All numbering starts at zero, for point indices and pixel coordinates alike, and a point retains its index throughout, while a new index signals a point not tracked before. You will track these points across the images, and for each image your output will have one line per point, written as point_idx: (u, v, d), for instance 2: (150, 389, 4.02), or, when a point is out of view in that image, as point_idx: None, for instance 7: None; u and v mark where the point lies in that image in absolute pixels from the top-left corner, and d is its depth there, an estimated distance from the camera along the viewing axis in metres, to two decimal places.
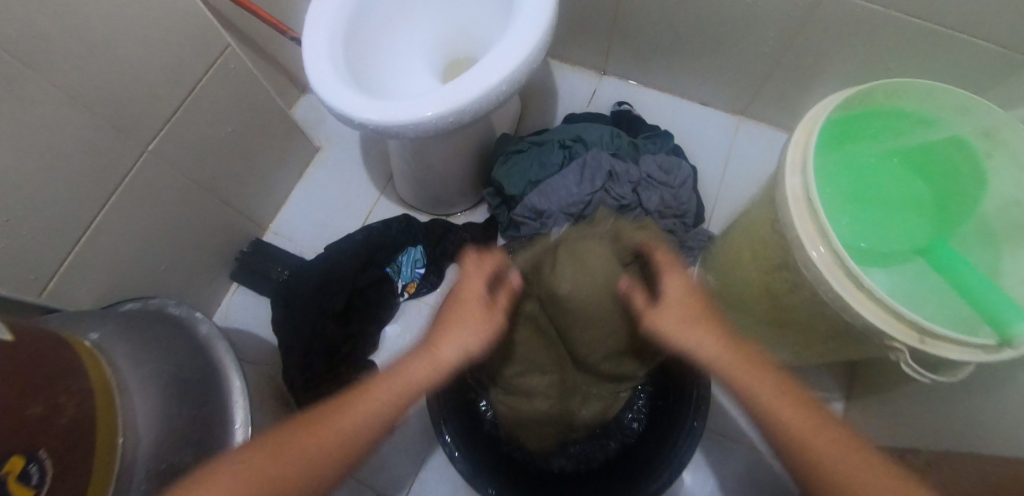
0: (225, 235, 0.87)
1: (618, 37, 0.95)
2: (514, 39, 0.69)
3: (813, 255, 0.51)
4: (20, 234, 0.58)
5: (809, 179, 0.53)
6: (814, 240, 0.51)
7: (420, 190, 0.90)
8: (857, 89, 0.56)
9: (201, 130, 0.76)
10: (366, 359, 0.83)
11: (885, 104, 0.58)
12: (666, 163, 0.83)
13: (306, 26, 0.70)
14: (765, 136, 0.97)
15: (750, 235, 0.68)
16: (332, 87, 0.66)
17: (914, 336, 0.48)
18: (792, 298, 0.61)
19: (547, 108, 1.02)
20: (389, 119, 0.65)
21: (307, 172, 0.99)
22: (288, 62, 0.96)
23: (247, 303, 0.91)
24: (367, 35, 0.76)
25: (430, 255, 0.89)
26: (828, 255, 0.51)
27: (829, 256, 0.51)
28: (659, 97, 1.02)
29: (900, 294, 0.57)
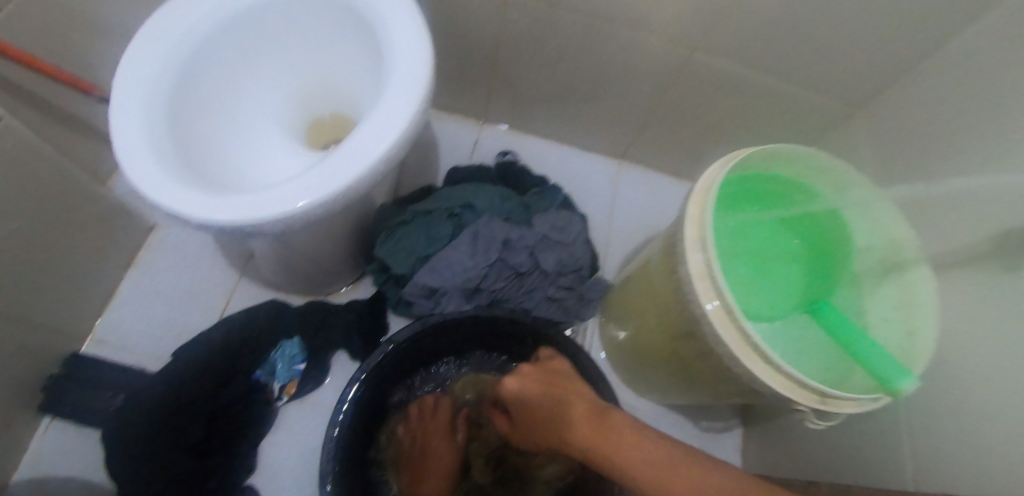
0: (25, 361, 0.66)
1: (497, 87, 0.91)
2: (389, 108, 0.61)
3: (724, 337, 0.51)
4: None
5: (709, 255, 0.53)
6: (721, 319, 0.52)
7: (291, 272, 0.77)
8: (732, 165, 0.58)
9: None
10: (243, 485, 0.69)
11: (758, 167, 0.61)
12: (559, 221, 0.80)
13: (111, 102, 0.54)
14: (643, 177, 1.01)
15: (653, 297, 0.68)
16: (160, 183, 0.52)
17: (816, 400, 0.51)
18: (700, 362, 0.62)
19: (428, 162, 0.95)
20: (244, 218, 0.53)
21: (138, 258, 0.81)
22: (98, 125, 0.77)
23: (65, 442, 0.70)
24: (201, 104, 0.62)
25: (310, 346, 0.77)
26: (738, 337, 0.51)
27: (737, 335, 0.51)
28: (542, 144, 1.01)
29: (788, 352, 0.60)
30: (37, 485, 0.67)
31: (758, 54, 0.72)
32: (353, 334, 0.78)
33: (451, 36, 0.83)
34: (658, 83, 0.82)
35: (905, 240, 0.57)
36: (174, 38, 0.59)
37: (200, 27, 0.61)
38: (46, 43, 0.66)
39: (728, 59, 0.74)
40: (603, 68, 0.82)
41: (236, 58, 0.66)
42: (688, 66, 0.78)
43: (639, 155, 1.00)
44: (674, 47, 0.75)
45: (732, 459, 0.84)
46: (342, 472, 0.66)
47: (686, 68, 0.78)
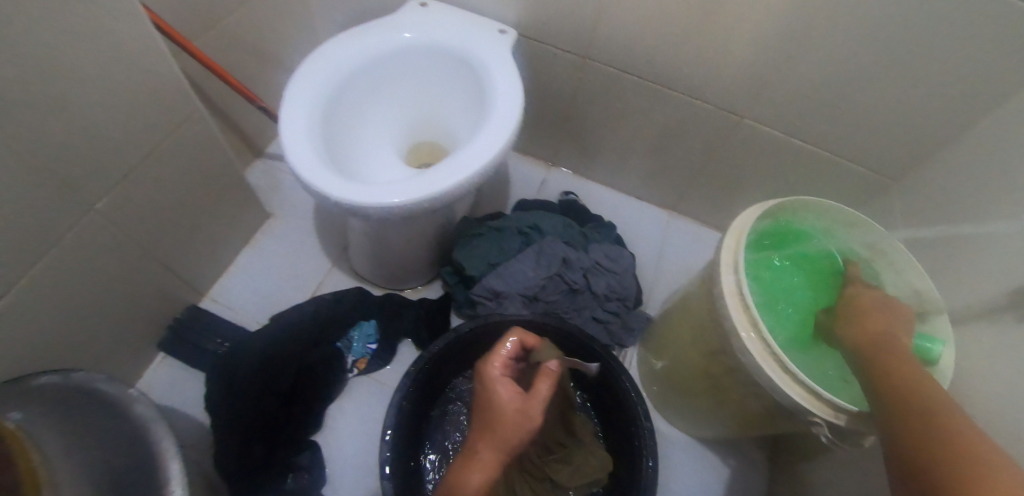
0: (160, 300, 0.81)
1: (568, 136, 1.06)
2: (484, 137, 0.76)
3: (749, 347, 0.59)
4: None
5: (741, 277, 0.63)
6: (749, 332, 0.60)
7: (377, 264, 0.90)
8: (768, 208, 0.68)
9: (153, 189, 0.73)
10: (309, 439, 0.79)
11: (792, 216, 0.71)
12: (612, 253, 0.91)
13: (284, 104, 0.72)
14: (690, 230, 1.11)
15: (690, 318, 0.76)
16: (307, 164, 0.68)
17: (833, 414, 0.57)
18: (728, 377, 0.68)
19: (500, 192, 1.09)
20: (360, 199, 0.68)
21: (255, 238, 0.97)
22: (249, 129, 0.97)
23: (174, 376, 0.83)
24: (342, 116, 0.80)
25: (383, 330, 0.88)
26: (763, 348, 0.59)
27: (761, 346, 0.59)
28: (601, 190, 1.14)
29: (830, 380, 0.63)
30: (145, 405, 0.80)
31: (800, 125, 0.84)
32: (420, 325, 0.88)
33: (535, 89, 1.00)
34: (707, 145, 0.95)
35: (928, 292, 0.63)
36: (334, 66, 0.78)
37: (355, 62, 0.80)
38: (232, 62, 0.87)
39: (773, 127, 0.86)
40: (661, 127, 0.96)
41: (373, 87, 0.85)
42: (736, 131, 0.90)
43: (688, 209, 1.10)
44: (724, 113, 0.88)
45: None
46: (397, 438, 0.74)
47: (734, 132, 0.90)
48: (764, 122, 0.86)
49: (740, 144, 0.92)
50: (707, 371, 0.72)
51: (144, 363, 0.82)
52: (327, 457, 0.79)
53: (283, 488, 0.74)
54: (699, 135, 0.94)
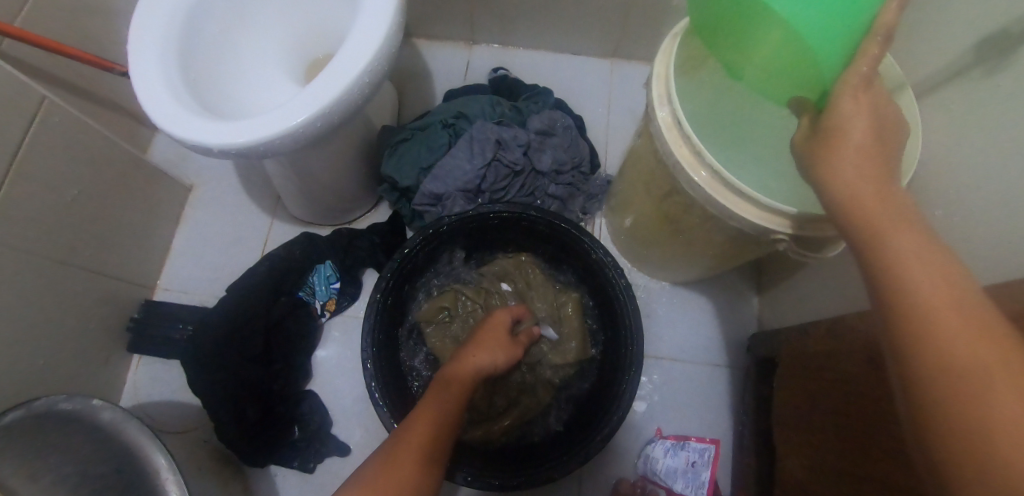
0: (108, 309, 0.78)
1: (478, 2, 0.93)
2: (367, 25, 0.66)
3: (696, 176, 0.55)
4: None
5: (675, 106, 0.56)
6: (693, 164, 0.55)
7: (314, 204, 0.84)
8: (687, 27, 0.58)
9: (42, 197, 0.66)
10: (303, 390, 0.80)
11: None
12: (549, 119, 0.83)
13: (130, 52, 0.62)
14: (637, 72, 1.01)
15: (638, 166, 0.70)
16: (177, 116, 0.60)
17: (797, 224, 0.53)
18: (688, 217, 0.64)
19: (424, 90, 0.98)
20: (252, 138, 0.60)
21: (185, 214, 0.90)
22: (129, 101, 0.86)
23: (155, 372, 0.82)
24: (204, 52, 0.68)
25: (340, 266, 0.84)
26: (709, 177, 0.54)
27: (708, 175, 0.55)
28: (531, 56, 1.02)
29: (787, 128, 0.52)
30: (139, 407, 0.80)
31: None
32: (378, 251, 0.84)
33: None
34: None
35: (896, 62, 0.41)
36: None
37: None
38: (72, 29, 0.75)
39: None
40: None
41: (234, 5, 0.72)
42: None
43: (630, 49, 0.99)
44: None
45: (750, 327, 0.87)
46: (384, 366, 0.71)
47: None
48: None
49: None
50: (669, 219, 0.69)
51: (121, 369, 0.81)
52: (327, 400, 0.81)
53: (291, 438, 0.77)
54: None
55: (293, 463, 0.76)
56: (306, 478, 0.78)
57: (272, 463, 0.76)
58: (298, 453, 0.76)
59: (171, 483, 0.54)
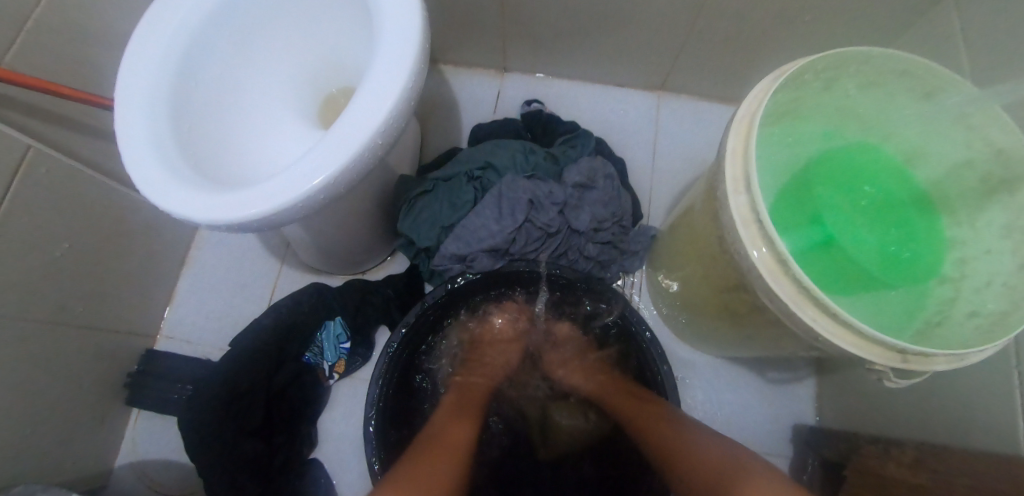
0: (106, 364, 0.73)
1: (512, 30, 0.83)
2: (386, 73, 0.58)
3: (750, 252, 0.46)
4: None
5: (755, 195, 0.46)
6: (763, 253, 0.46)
7: (326, 255, 0.77)
8: (794, 65, 0.50)
9: (27, 257, 0.60)
10: (307, 459, 0.74)
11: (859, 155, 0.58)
12: (590, 169, 0.74)
13: (119, 103, 0.54)
14: (688, 108, 0.90)
15: (699, 245, 0.61)
16: (168, 181, 0.52)
17: (897, 358, 0.43)
18: (754, 315, 0.55)
19: (449, 122, 0.89)
20: (252, 208, 0.52)
21: (191, 256, 0.84)
22: None
23: (155, 429, 0.77)
24: (203, 101, 0.61)
25: (352, 325, 0.77)
26: (773, 261, 0.45)
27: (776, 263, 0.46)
28: (570, 86, 0.92)
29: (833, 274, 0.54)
30: (138, 467, 0.76)
31: None
32: (393, 308, 0.78)
33: None
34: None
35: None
36: (171, 30, 0.58)
37: (197, 17, 0.59)
38: (75, 69, 0.68)
39: None
40: None
41: (240, 44, 0.64)
42: None
43: (682, 82, 0.88)
44: None
45: (806, 410, 0.78)
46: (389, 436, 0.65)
47: None
48: None
49: None
50: (728, 308, 0.60)
51: (120, 425, 0.76)
52: (333, 470, 0.75)
53: None
54: None
55: None
56: None
57: None
58: None
59: None
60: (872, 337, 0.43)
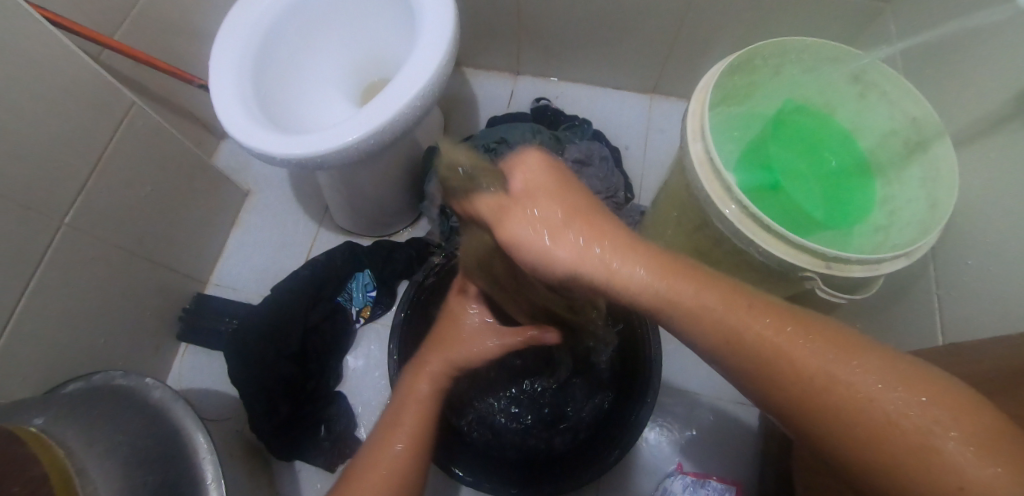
0: (164, 298, 0.84)
1: (525, 38, 0.98)
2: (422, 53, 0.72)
3: (724, 210, 0.57)
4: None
5: (708, 143, 0.59)
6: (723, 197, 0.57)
7: (359, 216, 0.90)
8: (744, 50, 0.64)
9: (117, 190, 0.73)
10: (333, 391, 0.84)
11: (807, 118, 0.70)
12: (588, 149, 0.87)
13: (212, 68, 0.69)
14: (676, 109, 1.05)
15: (673, 201, 0.74)
16: (246, 127, 0.66)
17: (822, 265, 0.55)
18: (717, 251, 0.66)
19: (469, 115, 1.04)
20: (312, 149, 0.66)
21: (240, 218, 0.97)
22: (202, 111, 0.94)
23: (199, 362, 0.88)
24: (274, 74, 0.75)
25: (378, 277, 0.89)
26: (740, 211, 0.56)
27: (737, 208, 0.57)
28: (574, 89, 1.07)
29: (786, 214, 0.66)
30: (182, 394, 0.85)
31: None
32: (414, 264, 0.90)
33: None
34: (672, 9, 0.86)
35: (940, 200, 0.59)
36: (254, 17, 0.73)
37: (274, 8, 0.74)
38: (167, 50, 0.83)
39: None
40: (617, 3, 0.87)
41: (304, 34, 0.79)
42: None
43: (670, 86, 1.03)
44: None
45: None
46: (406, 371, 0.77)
47: None
48: None
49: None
50: (698, 251, 0.71)
51: (169, 356, 0.87)
52: (354, 403, 0.85)
53: (319, 437, 0.81)
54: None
55: (317, 461, 0.80)
56: (328, 477, 0.82)
57: (297, 459, 0.81)
58: (326, 451, 0.80)
59: (207, 462, 0.57)
60: (805, 248, 0.55)
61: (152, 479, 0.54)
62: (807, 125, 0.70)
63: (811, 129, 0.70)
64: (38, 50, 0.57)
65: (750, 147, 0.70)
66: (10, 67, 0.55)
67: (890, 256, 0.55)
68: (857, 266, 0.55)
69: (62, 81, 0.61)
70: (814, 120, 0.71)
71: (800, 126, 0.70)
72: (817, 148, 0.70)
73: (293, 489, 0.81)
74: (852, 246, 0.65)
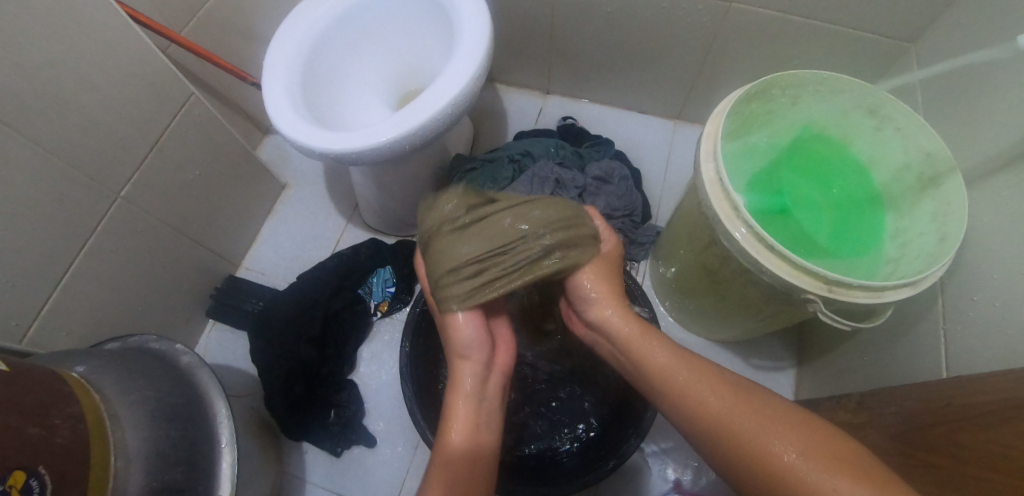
0: (199, 276, 0.90)
1: (556, 58, 1.03)
2: (458, 64, 0.77)
3: (734, 231, 0.59)
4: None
5: (719, 164, 0.62)
6: (732, 218, 0.60)
7: (386, 215, 0.95)
8: (762, 79, 0.67)
9: (170, 171, 0.79)
10: (346, 379, 0.88)
11: (819, 151, 0.75)
12: (609, 167, 0.91)
13: (265, 67, 0.76)
14: (699, 135, 1.08)
15: (684, 220, 0.77)
16: (291, 122, 0.72)
17: (823, 287, 0.56)
18: (724, 270, 0.68)
19: (498, 127, 1.09)
20: (348, 146, 0.71)
21: (276, 208, 1.03)
22: (251, 107, 1.01)
23: (224, 339, 0.93)
24: (321, 76, 0.81)
25: (399, 274, 0.93)
26: (749, 233, 0.59)
27: (747, 231, 0.59)
28: (601, 109, 1.11)
29: (793, 240, 0.68)
30: None
31: None
32: None
33: (515, 18, 0.97)
34: (698, 39, 0.90)
35: (947, 234, 0.60)
36: (307, 23, 0.80)
37: (326, 16, 0.81)
38: (226, 49, 0.91)
39: (763, 5, 0.81)
40: (646, 30, 0.92)
41: (352, 41, 0.86)
42: (726, 16, 0.85)
43: (694, 113, 1.06)
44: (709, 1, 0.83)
45: (784, 394, 0.88)
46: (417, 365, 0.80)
47: (725, 18, 0.85)
48: (754, 3, 0.81)
49: (736, 29, 0.87)
50: (706, 270, 0.73)
51: (198, 331, 0.92)
52: (365, 392, 0.89)
53: (328, 421, 0.84)
54: (688, 30, 0.89)
55: (324, 443, 0.83)
56: (333, 460, 0.85)
57: (305, 440, 0.84)
58: (333, 434, 0.84)
59: (223, 425, 0.62)
60: (807, 270, 0.57)
61: (176, 434, 0.58)
62: (817, 159, 0.75)
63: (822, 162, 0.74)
64: (116, 40, 0.64)
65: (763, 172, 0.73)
66: (92, 52, 0.62)
67: (894, 285, 0.56)
68: (858, 293, 0.56)
69: (136, 68, 0.68)
70: (825, 155, 0.75)
71: (809, 160, 0.74)
72: (827, 182, 0.73)
73: (300, 468, 0.85)
74: (859, 275, 0.66)
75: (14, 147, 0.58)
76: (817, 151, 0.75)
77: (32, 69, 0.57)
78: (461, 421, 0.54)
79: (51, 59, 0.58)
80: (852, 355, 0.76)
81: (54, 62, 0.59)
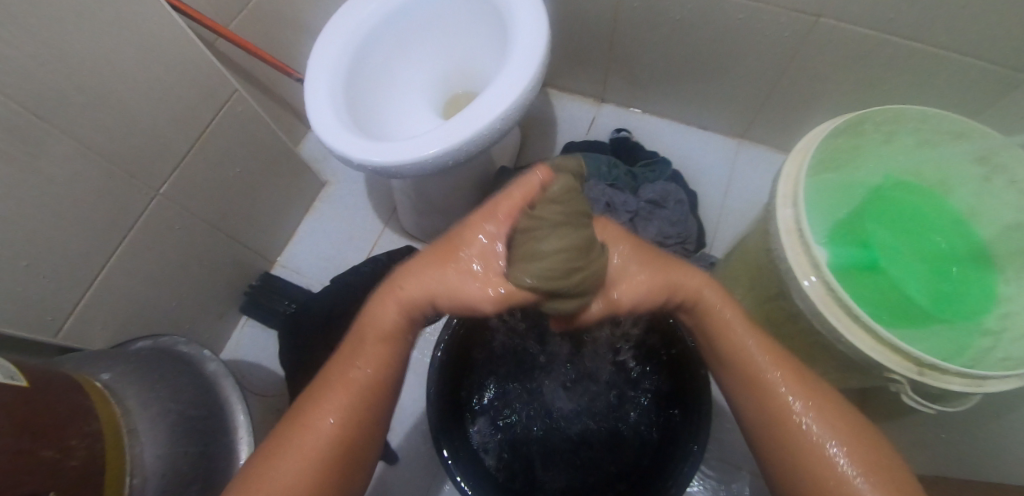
0: (235, 272, 0.89)
1: (615, 65, 0.96)
2: (510, 74, 0.71)
3: (802, 282, 0.52)
4: (19, 286, 0.59)
5: (800, 211, 0.54)
6: (806, 270, 0.53)
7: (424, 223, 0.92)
8: (852, 114, 0.59)
9: (210, 168, 0.78)
10: None
11: (916, 196, 0.64)
12: (665, 190, 0.84)
13: (310, 69, 0.73)
14: (765, 158, 0.99)
15: (746, 261, 0.69)
16: (331, 129, 0.69)
17: (913, 369, 0.49)
18: (791, 326, 0.61)
19: (547, 135, 1.03)
20: (388, 159, 0.67)
21: (315, 205, 1.02)
22: (297, 101, 0.99)
23: (255, 336, 0.93)
24: (366, 79, 0.78)
25: None
26: (819, 284, 0.52)
27: (819, 285, 0.52)
28: (658, 123, 1.03)
29: (875, 297, 0.60)
30: (235, 363, 0.91)
31: (894, 16, 0.68)
32: None
33: (574, 20, 0.91)
34: (777, 54, 0.81)
35: None
36: (355, 23, 0.76)
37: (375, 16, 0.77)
38: (275, 42, 0.89)
39: (859, 23, 0.71)
40: (717, 42, 0.83)
41: (401, 41, 0.82)
42: (813, 32, 0.75)
43: (762, 133, 0.97)
44: (795, 15, 0.74)
45: None
46: None
47: (811, 33, 0.76)
48: (847, 19, 0.71)
49: (821, 46, 0.77)
50: (768, 321, 0.66)
51: (231, 326, 0.92)
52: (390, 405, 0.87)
53: None
54: (766, 44, 0.80)
55: None
56: None
57: None
58: None
59: (243, 443, 0.61)
60: (890, 344, 0.49)
61: (193, 451, 0.56)
62: (915, 205, 0.64)
63: (920, 208, 0.64)
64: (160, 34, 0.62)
65: (843, 215, 0.64)
66: (135, 47, 0.60)
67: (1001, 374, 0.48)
68: (954, 379, 0.48)
69: (180, 63, 0.66)
70: (925, 201, 0.64)
71: (905, 203, 0.64)
72: (924, 231, 0.63)
73: None
74: (949, 346, 0.57)
75: (54, 144, 0.57)
76: (914, 195, 0.65)
77: (72, 64, 0.56)
78: (358, 379, 0.44)
79: (92, 54, 0.57)
80: (927, 430, 0.67)
81: (96, 58, 0.57)
